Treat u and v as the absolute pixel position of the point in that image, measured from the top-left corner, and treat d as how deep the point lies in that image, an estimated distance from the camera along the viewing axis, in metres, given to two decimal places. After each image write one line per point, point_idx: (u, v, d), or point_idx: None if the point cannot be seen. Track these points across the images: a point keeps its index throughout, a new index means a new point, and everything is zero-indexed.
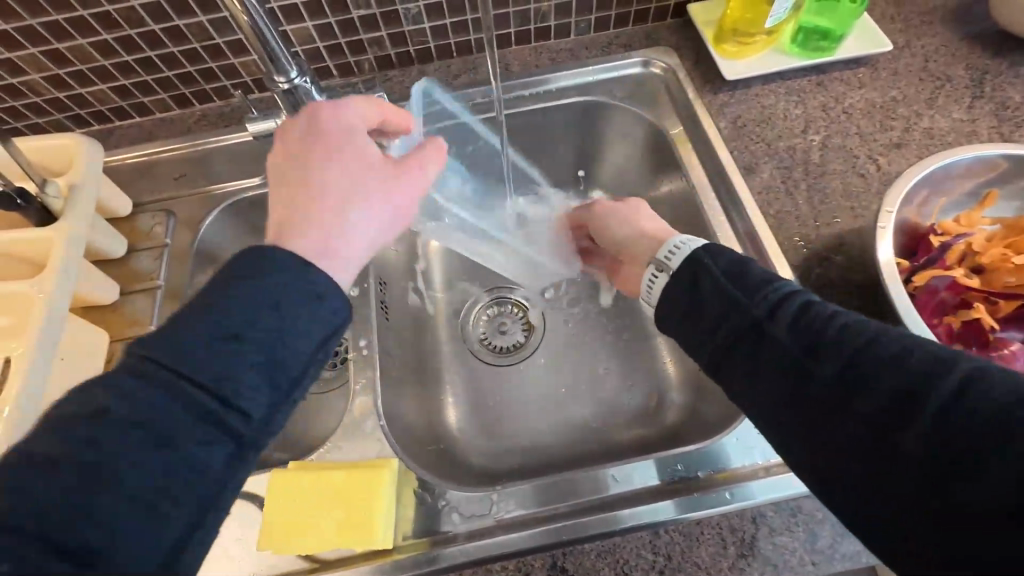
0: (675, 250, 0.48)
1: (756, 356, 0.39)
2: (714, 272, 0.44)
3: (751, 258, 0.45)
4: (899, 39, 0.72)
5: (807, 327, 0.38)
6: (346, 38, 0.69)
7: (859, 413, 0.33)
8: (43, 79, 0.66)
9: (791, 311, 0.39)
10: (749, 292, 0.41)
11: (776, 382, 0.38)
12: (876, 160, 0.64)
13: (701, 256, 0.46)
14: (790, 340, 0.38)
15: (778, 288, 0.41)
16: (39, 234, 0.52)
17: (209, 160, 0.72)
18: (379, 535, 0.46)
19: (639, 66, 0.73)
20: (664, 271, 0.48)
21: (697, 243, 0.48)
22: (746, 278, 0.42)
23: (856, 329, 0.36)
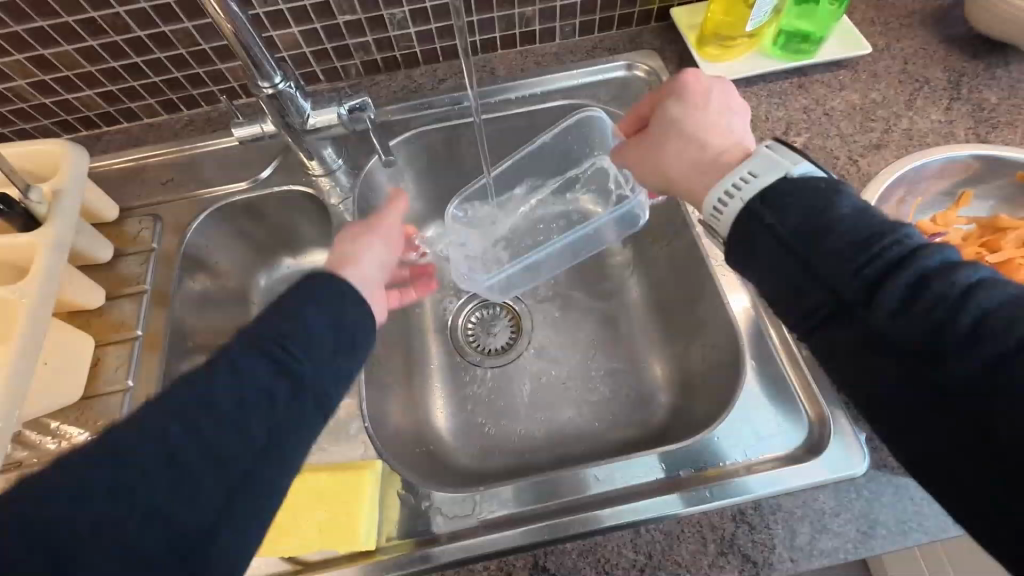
0: (722, 208, 0.41)
1: (848, 343, 0.35)
2: (779, 237, 0.38)
3: (825, 203, 0.37)
4: (879, 41, 0.73)
5: (921, 313, 0.32)
6: (331, 43, 0.69)
7: (991, 422, 0.30)
8: (29, 85, 0.66)
9: (901, 289, 0.33)
10: (835, 265, 0.35)
11: (875, 363, 0.34)
12: (856, 161, 0.65)
13: (758, 213, 0.39)
14: (887, 326, 0.33)
15: (884, 256, 0.34)
16: (22, 239, 0.53)
17: (197, 165, 0.72)
18: (361, 537, 0.46)
19: (623, 70, 0.74)
20: (715, 235, 0.43)
21: (752, 190, 0.40)
22: (830, 241, 0.36)
23: (993, 319, 0.31)
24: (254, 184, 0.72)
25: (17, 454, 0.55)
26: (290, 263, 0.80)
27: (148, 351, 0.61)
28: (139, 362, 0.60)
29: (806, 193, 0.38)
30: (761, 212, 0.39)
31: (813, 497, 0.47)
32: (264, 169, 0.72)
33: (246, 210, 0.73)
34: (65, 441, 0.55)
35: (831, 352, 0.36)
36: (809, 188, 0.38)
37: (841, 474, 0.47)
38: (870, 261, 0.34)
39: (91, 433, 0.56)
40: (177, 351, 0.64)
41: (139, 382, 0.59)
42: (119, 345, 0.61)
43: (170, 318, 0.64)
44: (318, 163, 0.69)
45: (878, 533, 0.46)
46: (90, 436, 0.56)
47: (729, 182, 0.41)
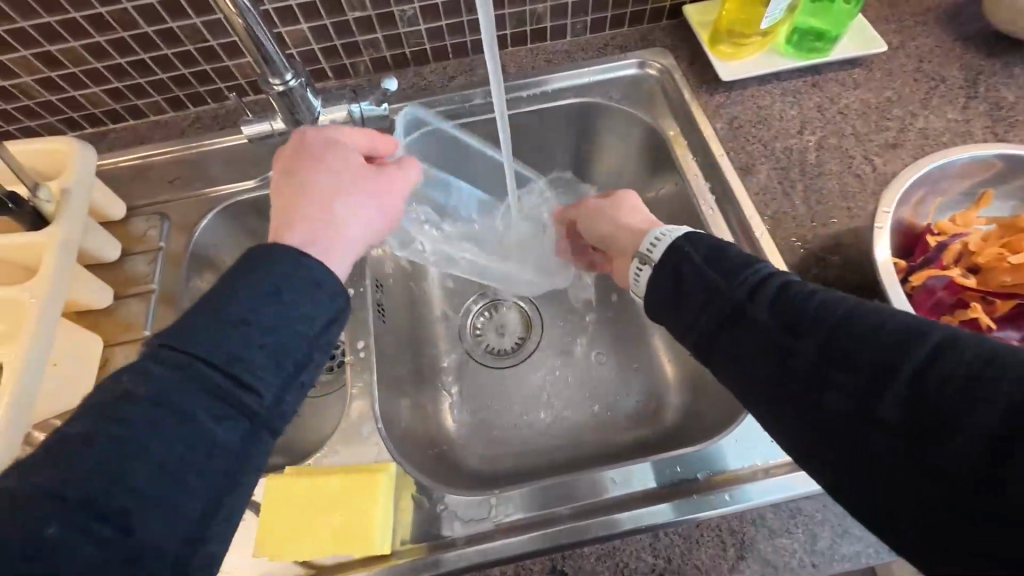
0: (657, 238, 0.47)
1: (743, 344, 0.38)
2: (692, 270, 0.43)
3: (727, 249, 0.43)
4: (894, 40, 0.72)
5: (787, 306, 0.37)
6: (341, 40, 0.69)
7: (839, 390, 0.33)
8: (35, 81, 0.65)
9: (770, 292, 0.39)
10: (726, 276, 0.41)
11: (758, 361, 0.37)
12: (872, 161, 0.64)
13: (682, 244, 0.45)
14: (768, 322, 0.37)
15: (757, 272, 0.40)
16: (30, 239, 0.52)
17: (204, 163, 0.72)
18: (377, 541, 0.46)
19: (635, 68, 0.74)
20: (647, 263, 0.47)
21: (680, 232, 0.47)
22: (726, 265, 0.41)
23: (833, 305, 0.36)
24: (263, 181, 0.71)
25: (25, 456, 0.54)
26: None
27: None
28: None
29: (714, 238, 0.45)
30: (683, 246, 0.45)
31: (833, 501, 0.47)
32: (271, 169, 0.71)
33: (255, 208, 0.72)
34: None
35: (717, 347, 0.40)
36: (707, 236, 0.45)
37: None
38: (748, 273, 0.40)
39: None
40: None
41: None
42: (127, 345, 0.60)
43: (179, 318, 0.63)
44: None
45: None
46: None
47: (661, 229, 0.48)
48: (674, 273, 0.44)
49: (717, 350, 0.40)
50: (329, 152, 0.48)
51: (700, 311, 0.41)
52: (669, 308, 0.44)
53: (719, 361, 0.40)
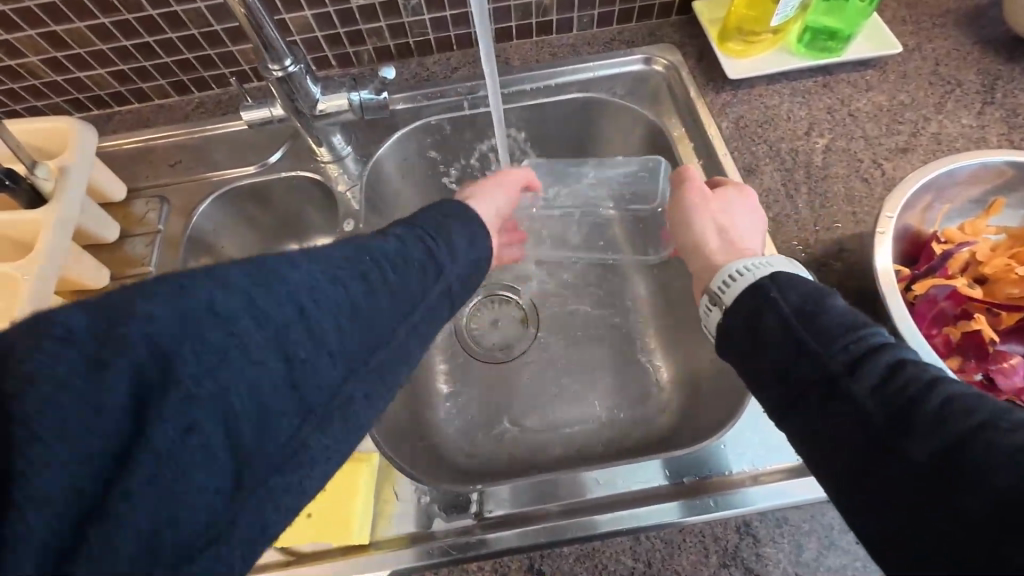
0: (731, 281, 0.43)
1: (830, 415, 0.34)
2: (777, 319, 0.38)
3: (820, 302, 0.38)
4: (910, 41, 0.70)
5: (898, 392, 0.32)
6: (344, 28, 0.68)
7: (904, 457, 0.30)
8: (41, 61, 0.66)
9: (877, 371, 0.33)
10: (822, 339, 0.36)
11: (847, 435, 0.33)
12: (880, 165, 0.62)
13: (765, 287, 0.41)
14: (868, 401, 0.32)
15: (864, 338, 0.35)
16: (27, 217, 0.52)
17: (205, 147, 0.72)
18: (355, 531, 0.46)
19: (641, 63, 0.72)
20: (718, 304, 0.44)
21: (763, 273, 0.42)
22: (819, 325, 0.36)
23: (963, 404, 0.30)
24: (261, 168, 0.71)
25: None
26: None
27: None
28: None
29: (806, 283, 0.40)
30: (768, 289, 0.40)
31: (822, 512, 0.45)
32: (271, 155, 0.71)
33: (254, 194, 0.72)
34: None
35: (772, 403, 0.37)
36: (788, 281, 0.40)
37: None
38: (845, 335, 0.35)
39: None
40: None
41: None
42: None
43: None
44: (326, 149, 0.69)
45: None
46: None
47: (740, 265, 0.44)
48: (750, 320, 0.40)
49: (794, 416, 0.36)
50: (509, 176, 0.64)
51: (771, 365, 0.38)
52: (743, 346, 0.41)
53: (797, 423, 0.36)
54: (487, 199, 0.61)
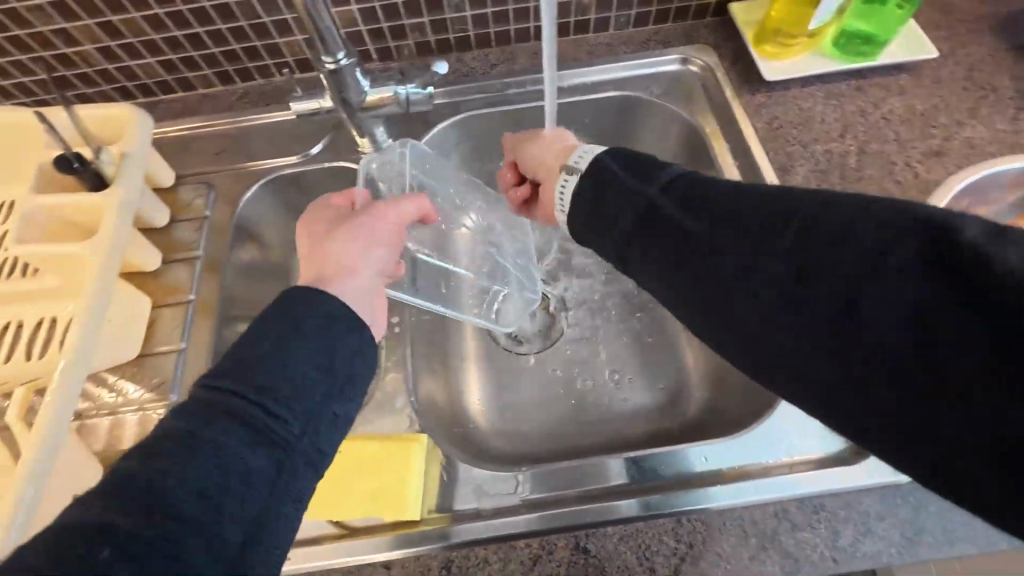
0: (582, 151, 0.49)
1: (701, 272, 0.38)
2: (615, 179, 0.45)
3: (652, 170, 0.44)
4: (944, 46, 0.71)
5: (733, 219, 0.38)
6: (389, 22, 0.70)
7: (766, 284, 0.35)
8: (95, 50, 0.68)
9: (709, 201, 0.40)
10: (659, 189, 0.43)
11: (720, 286, 0.37)
12: (914, 168, 0.63)
13: (601, 155, 0.48)
14: (718, 241, 0.38)
15: (688, 184, 0.42)
16: (94, 200, 0.54)
17: (250, 137, 0.74)
18: (409, 507, 0.47)
19: (676, 64, 0.74)
20: (574, 172, 0.49)
21: (599, 149, 0.49)
22: (687, 196, 0.41)
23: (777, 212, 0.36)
24: (304, 158, 0.73)
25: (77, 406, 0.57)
26: None
27: (200, 316, 0.63)
28: (191, 326, 0.62)
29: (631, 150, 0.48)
30: (606, 160, 0.47)
31: (858, 501, 0.47)
32: (314, 146, 0.73)
33: (296, 183, 0.74)
34: (120, 396, 0.57)
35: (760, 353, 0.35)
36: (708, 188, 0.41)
37: (889, 480, 0.47)
38: (817, 246, 0.33)
39: (146, 390, 0.58)
40: (227, 318, 0.65)
41: (193, 343, 0.61)
42: (173, 307, 0.63)
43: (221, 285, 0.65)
44: (368, 140, 0.70)
45: (925, 540, 0.45)
46: (145, 393, 0.58)
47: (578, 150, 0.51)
48: (594, 188, 0.46)
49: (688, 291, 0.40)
50: (376, 223, 0.52)
51: (627, 229, 0.43)
52: (591, 219, 0.46)
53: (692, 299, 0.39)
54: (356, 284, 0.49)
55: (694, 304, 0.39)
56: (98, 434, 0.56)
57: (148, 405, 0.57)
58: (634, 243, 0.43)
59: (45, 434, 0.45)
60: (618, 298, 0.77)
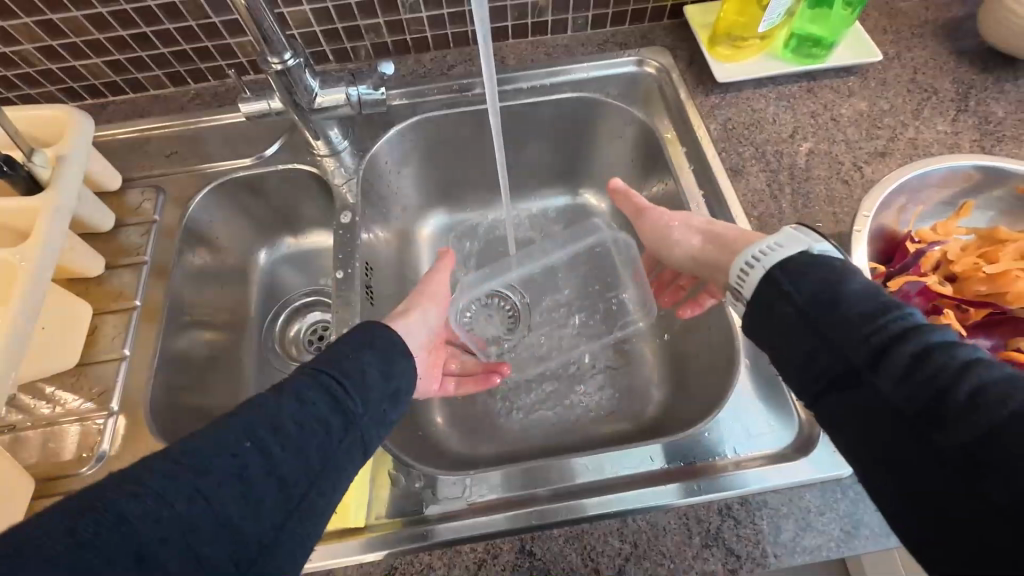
0: (744, 275, 0.44)
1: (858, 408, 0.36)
2: (793, 311, 0.40)
3: (843, 300, 0.38)
4: (889, 50, 0.73)
5: (926, 378, 0.33)
6: (343, 23, 0.69)
7: (920, 442, 0.32)
8: (36, 50, 0.65)
9: (902, 359, 0.34)
10: (846, 329, 0.37)
11: (865, 420, 0.35)
12: (860, 168, 0.65)
13: (779, 277, 0.42)
14: (893, 394, 0.34)
15: (892, 325, 0.36)
16: (25, 203, 0.53)
17: (202, 139, 0.72)
18: (352, 512, 0.48)
19: (633, 65, 0.74)
20: (741, 300, 0.46)
21: (772, 261, 0.43)
22: (865, 332, 0.36)
23: (996, 397, 0.31)
24: (259, 160, 0.71)
25: (12, 417, 0.55)
26: (290, 242, 0.80)
27: (146, 322, 0.61)
28: (136, 333, 0.60)
29: (822, 269, 0.40)
30: (781, 281, 0.41)
31: (800, 496, 0.47)
32: (269, 148, 0.72)
33: (250, 185, 0.73)
34: (59, 407, 0.55)
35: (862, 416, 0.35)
36: (942, 360, 0.33)
37: (828, 474, 0.48)
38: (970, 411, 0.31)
39: (87, 399, 0.56)
40: (176, 324, 0.64)
41: (137, 350, 0.59)
42: (117, 314, 0.61)
43: (169, 290, 0.64)
44: (323, 143, 0.70)
45: (862, 533, 0.46)
46: (85, 402, 0.56)
47: (753, 252, 0.44)
48: (768, 306, 0.42)
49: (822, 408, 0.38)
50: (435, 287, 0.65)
51: (796, 361, 0.39)
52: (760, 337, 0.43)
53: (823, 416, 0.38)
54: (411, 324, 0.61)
55: (827, 422, 0.38)
56: (33, 446, 0.54)
57: (89, 416, 0.55)
58: (790, 347, 0.40)
59: None
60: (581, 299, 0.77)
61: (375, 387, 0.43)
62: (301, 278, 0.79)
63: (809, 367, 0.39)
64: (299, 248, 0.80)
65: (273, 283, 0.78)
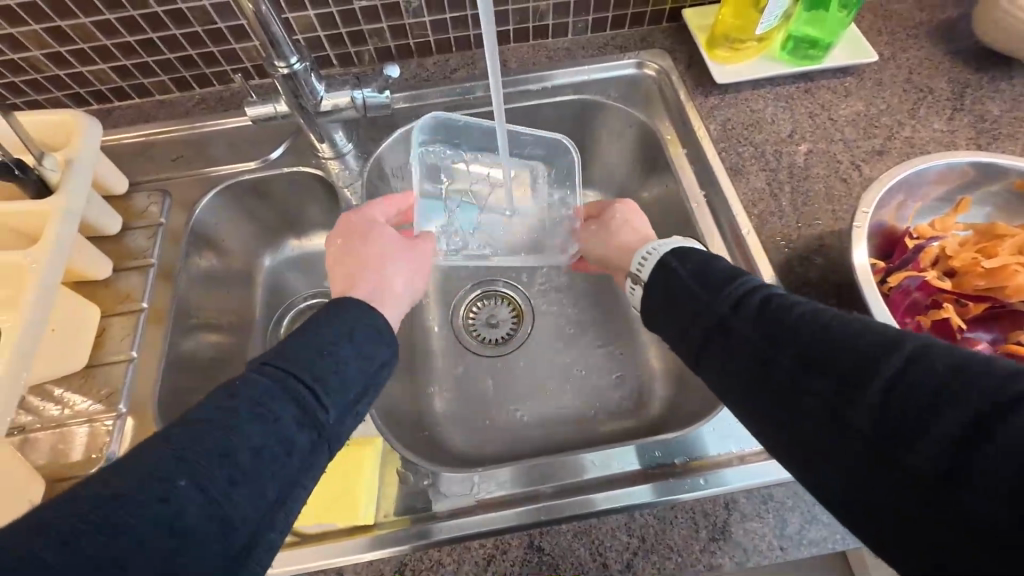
0: (644, 260, 0.50)
1: (735, 363, 0.39)
2: (683, 286, 0.45)
3: (715, 274, 0.44)
4: (886, 50, 0.74)
5: (773, 319, 0.38)
6: (346, 28, 0.70)
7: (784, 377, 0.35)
8: (44, 56, 0.66)
9: (752, 307, 0.40)
10: (712, 291, 0.43)
11: (740, 372, 0.38)
12: (858, 167, 0.66)
13: (669, 261, 0.48)
14: (755, 337, 0.38)
15: (742, 286, 0.42)
16: (34, 206, 0.53)
17: (206, 143, 0.73)
18: (361, 509, 0.48)
19: (633, 68, 0.75)
20: (639, 283, 0.50)
21: (665, 250, 0.49)
22: (726, 297, 0.42)
23: (815, 321, 0.36)
24: (264, 164, 0.73)
25: (20, 419, 0.55)
26: (294, 245, 0.80)
27: (153, 325, 0.62)
28: (143, 335, 0.61)
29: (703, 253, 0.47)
30: (673, 265, 0.47)
31: (805, 489, 0.48)
32: (274, 151, 0.73)
33: (255, 189, 0.73)
34: (67, 409, 0.56)
35: (730, 383, 0.39)
36: (776, 304, 0.39)
37: None
38: (801, 337, 0.36)
39: (95, 401, 0.56)
40: (182, 327, 0.64)
41: (145, 353, 0.60)
42: (124, 316, 0.61)
43: (176, 293, 0.64)
44: (329, 145, 0.70)
45: None
46: (94, 404, 0.56)
47: (650, 245, 0.51)
48: (664, 287, 0.47)
49: (706, 365, 0.42)
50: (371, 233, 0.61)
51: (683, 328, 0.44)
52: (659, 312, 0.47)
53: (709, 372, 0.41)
54: (396, 305, 0.59)
55: (714, 380, 0.41)
56: (42, 447, 0.54)
57: (98, 417, 0.55)
58: (677, 317, 0.45)
59: None
60: (583, 300, 0.78)
61: (350, 380, 0.41)
62: (306, 281, 0.80)
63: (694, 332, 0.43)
64: (303, 250, 0.80)
65: (278, 285, 0.79)
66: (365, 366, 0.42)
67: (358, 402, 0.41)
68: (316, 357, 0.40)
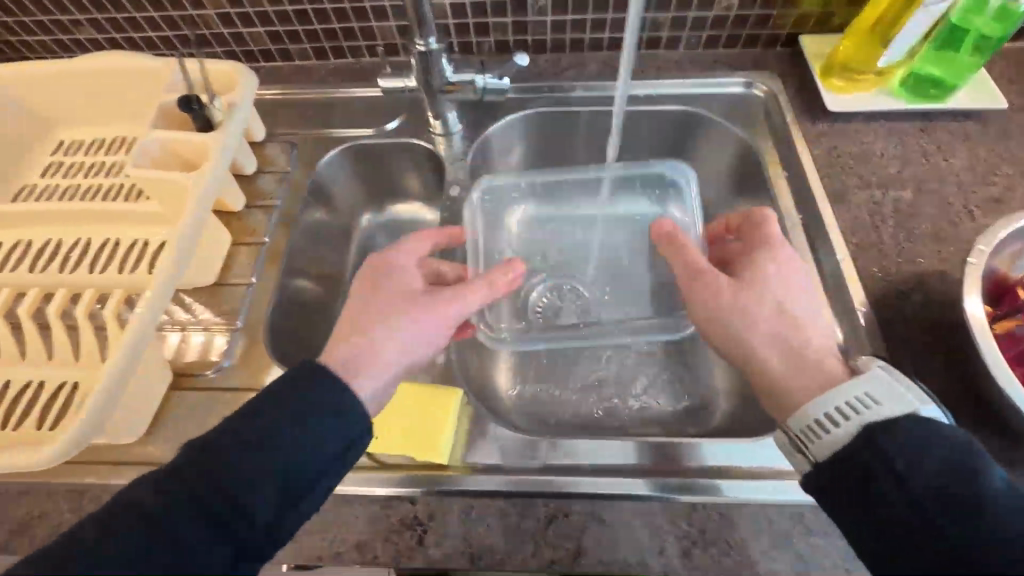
0: (824, 427, 0.44)
1: (888, 513, 0.40)
2: (880, 461, 0.40)
3: (975, 470, 0.39)
4: (1016, 100, 0.71)
5: (957, 492, 0.38)
6: (475, 19, 0.76)
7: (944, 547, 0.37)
8: (217, 16, 0.76)
9: (938, 468, 0.39)
10: (899, 441, 0.41)
11: (894, 524, 0.39)
12: (971, 212, 0.64)
13: (874, 447, 0.41)
14: (925, 501, 0.38)
15: (934, 439, 0.41)
16: (200, 138, 0.62)
17: (335, 108, 0.81)
18: (440, 448, 0.50)
19: (741, 86, 0.77)
20: (806, 451, 0.44)
21: (867, 420, 0.43)
22: (936, 483, 0.39)
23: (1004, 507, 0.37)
24: (380, 133, 0.79)
25: None
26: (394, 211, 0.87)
27: (270, 260, 0.69)
28: (262, 267, 0.68)
29: (928, 435, 0.41)
30: (880, 443, 0.41)
31: None
32: (390, 122, 0.79)
33: (369, 154, 0.80)
34: (193, 316, 0.64)
35: (875, 527, 0.40)
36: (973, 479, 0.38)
37: None
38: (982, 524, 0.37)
39: (216, 314, 0.64)
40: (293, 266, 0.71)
41: (262, 283, 0.67)
42: (248, 247, 0.69)
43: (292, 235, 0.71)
44: (440, 123, 0.75)
45: None
46: (215, 316, 0.64)
47: (843, 404, 0.44)
48: (863, 476, 0.41)
49: (853, 500, 0.41)
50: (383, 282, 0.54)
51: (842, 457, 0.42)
52: (844, 483, 0.42)
53: (847, 504, 0.42)
54: (376, 375, 0.49)
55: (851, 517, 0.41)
56: (167, 345, 0.62)
57: (215, 328, 0.63)
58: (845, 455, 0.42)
59: (133, 333, 0.51)
60: None
61: (302, 469, 0.42)
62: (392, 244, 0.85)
63: (854, 467, 0.42)
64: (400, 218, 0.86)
65: (371, 245, 0.85)
66: (318, 453, 0.42)
67: (308, 490, 0.42)
68: (244, 451, 0.40)
